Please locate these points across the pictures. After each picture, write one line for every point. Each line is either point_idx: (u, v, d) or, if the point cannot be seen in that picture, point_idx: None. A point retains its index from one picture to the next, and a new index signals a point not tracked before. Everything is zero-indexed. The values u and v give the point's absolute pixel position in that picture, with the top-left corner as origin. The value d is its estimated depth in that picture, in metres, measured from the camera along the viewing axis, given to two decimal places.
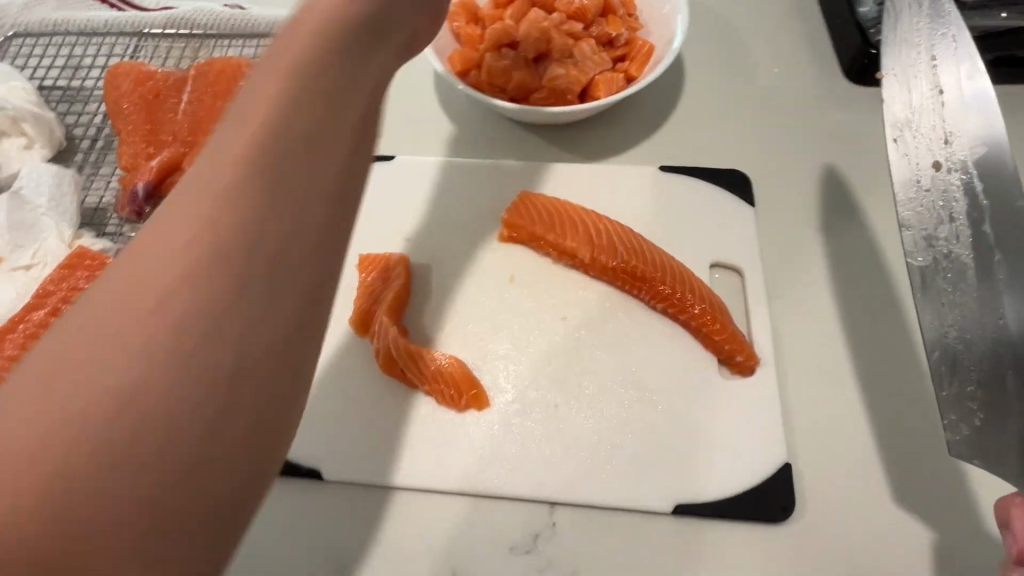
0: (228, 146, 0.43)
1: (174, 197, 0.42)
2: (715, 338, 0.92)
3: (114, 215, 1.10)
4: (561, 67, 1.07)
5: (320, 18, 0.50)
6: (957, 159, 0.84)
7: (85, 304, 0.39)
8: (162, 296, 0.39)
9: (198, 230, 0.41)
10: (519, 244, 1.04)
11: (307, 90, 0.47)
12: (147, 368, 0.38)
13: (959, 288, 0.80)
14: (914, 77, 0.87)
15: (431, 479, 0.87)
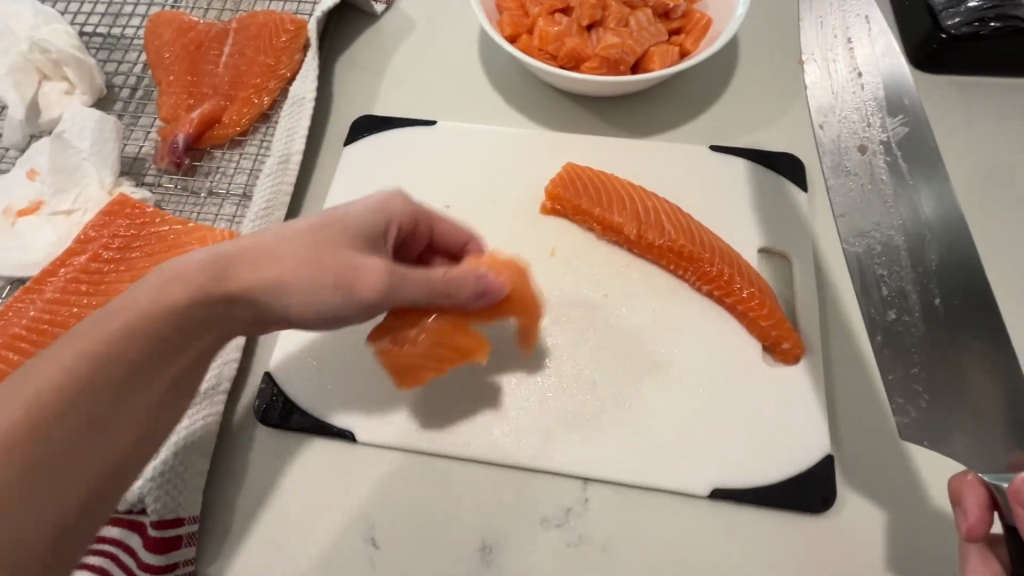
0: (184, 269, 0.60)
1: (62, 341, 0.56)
2: (761, 324, 0.89)
3: (153, 165, 1.10)
4: (616, 36, 1.02)
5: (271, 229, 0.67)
6: (881, 141, 0.80)
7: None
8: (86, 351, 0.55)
9: (148, 311, 0.57)
10: (561, 216, 1.02)
11: (203, 282, 0.60)
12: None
13: (890, 271, 0.76)
14: (832, 60, 0.83)
15: (463, 447, 0.86)
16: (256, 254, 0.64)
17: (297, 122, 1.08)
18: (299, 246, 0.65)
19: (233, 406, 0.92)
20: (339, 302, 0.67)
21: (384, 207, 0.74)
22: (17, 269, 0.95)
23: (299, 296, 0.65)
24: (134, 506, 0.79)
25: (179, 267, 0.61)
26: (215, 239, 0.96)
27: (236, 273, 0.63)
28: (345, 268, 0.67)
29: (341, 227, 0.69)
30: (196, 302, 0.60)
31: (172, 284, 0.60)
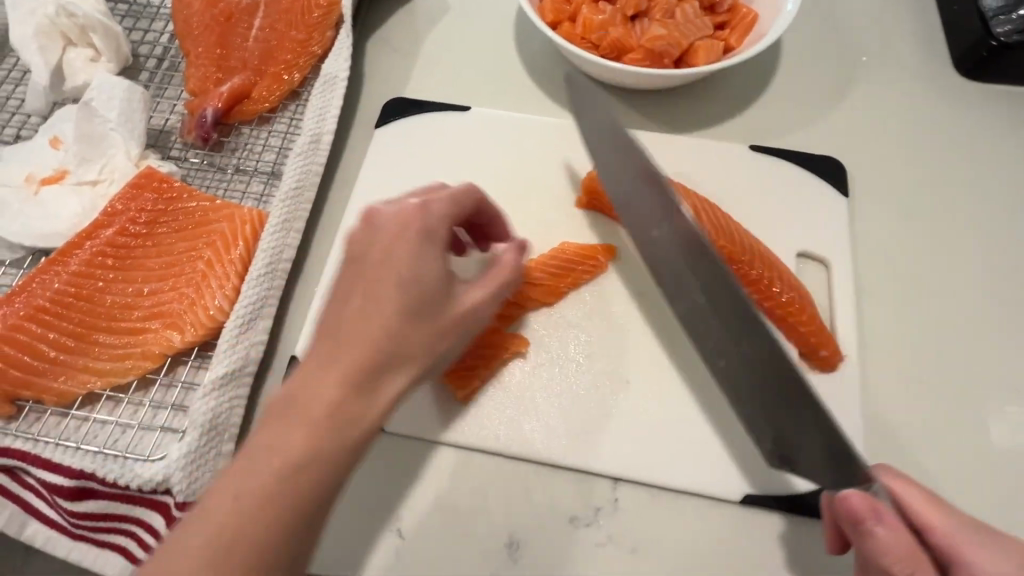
0: (356, 317, 0.58)
1: (280, 403, 0.56)
2: (800, 330, 0.88)
3: (178, 138, 1.08)
4: (662, 27, 0.99)
5: (388, 251, 0.61)
6: (659, 218, 0.84)
7: (223, 474, 0.54)
8: (310, 408, 0.55)
9: (342, 360, 0.56)
10: (596, 211, 1.00)
11: (376, 327, 0.58)
12: (262, 537, 0.51)
13: (707, 312, 0.80)
14: (611, 164, 0.90)
15: (493, 441, 0.85)
16: (381, 355, 0.57)
17: (329, 102, 1.05)
18: (406, 325, 0.59)
19: (259, 388, 0.90)
20: (452, 347, 0.64)
21: (440, 233, 0.64)
22: (39, 239, 0.92)
23: (424, 366, 0.61)
24: (158, 486, 0.77)
25: (318, 398, 0.55)
26: (243, 218, 0.94)
27: (372, 377, 0.57)
28: (450, 313, 0.64)
29: (426, 281, 0.61)
30: (368, 352, 0.57)
31: (324, 423, 0.55)
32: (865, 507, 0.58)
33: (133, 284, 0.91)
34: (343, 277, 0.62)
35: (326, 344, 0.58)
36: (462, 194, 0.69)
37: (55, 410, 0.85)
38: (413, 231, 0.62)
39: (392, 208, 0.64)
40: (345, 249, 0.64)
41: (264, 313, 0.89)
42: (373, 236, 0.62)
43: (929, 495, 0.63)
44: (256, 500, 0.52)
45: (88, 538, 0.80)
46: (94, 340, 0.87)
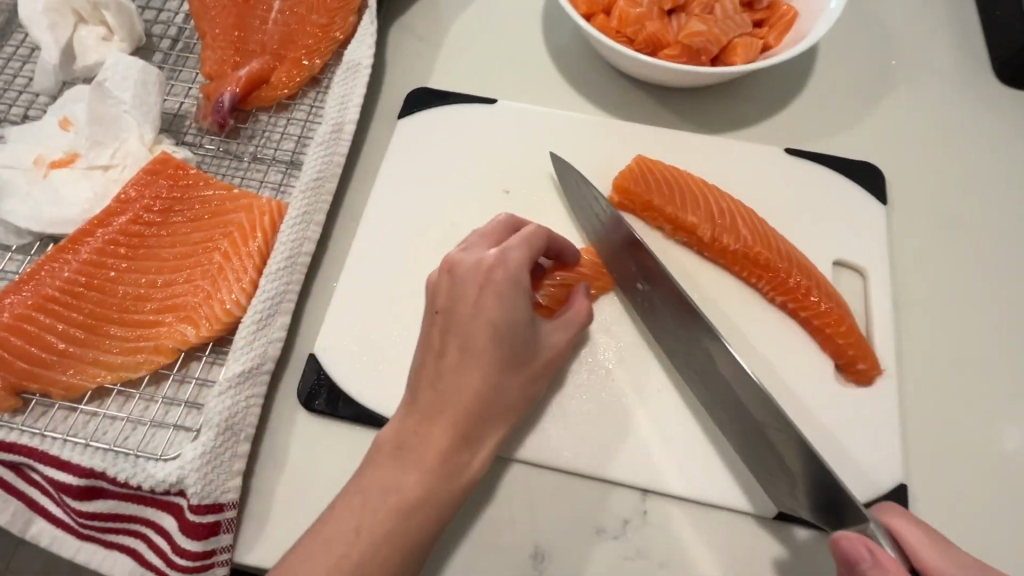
0: (459, 363, 0.73)
1: (402, 431, 0.72)
2: (837, 341, 0.85)
3: (193, 123, 1.03)
4: (702, 23, 0.95)
5: (481, 306, 0.74)
6: (633, 257, 0.86)
7: (363, 484, 0.69)
8: (429, 436, 0.71)
9: (453, 398, 0.72)
10: (627, 211, 0.97)
11: (478, 372, 0.72)
12: (402, 533, 0.67)
13: (678, 337, 0.83)
14: (591, 217, 0.93)
15: (518, 448, 0.82)
16: (478, 402, 0.72)
17: (351, 90, 1.01)
18: (499, 374, 0.73)
19: (275, 386, 0.87)
20: (539, 387, 0.78)
21: (522, 285, 0.75)
22: (49, 225, 0.89)
23: (514, 406, 0.76)
24: (170, 487, 0.74)
25: (430, 442, 0.70)
26: (262, 209, 0.90)
27: (471, 421, 0.72)
28: (535, 357, 0.77)
29: (510, 333, 0.73)
30: (474, 392, 0.72)
31: (435, 462, 0.70)
32: (858, 550, 0.59)
33: (145, 275, 0.87)
34: (435, 331, 0.75)
35: (430, 393, 0.72)
36: (535, 241, 0.79)
37: (63, 404, 0.81)
38: (496, 290, 0.73)
39: (473, 268, 0.75)
40: (432, 304, 0.77)
41: (283, 308, 0.86)
42: (459, 295, 0.75)
43: (929, 537, 0.61)
44: (396, 507, 0.67)
45: (96, 539, 0.77)
46: (105, 332, 0.83)
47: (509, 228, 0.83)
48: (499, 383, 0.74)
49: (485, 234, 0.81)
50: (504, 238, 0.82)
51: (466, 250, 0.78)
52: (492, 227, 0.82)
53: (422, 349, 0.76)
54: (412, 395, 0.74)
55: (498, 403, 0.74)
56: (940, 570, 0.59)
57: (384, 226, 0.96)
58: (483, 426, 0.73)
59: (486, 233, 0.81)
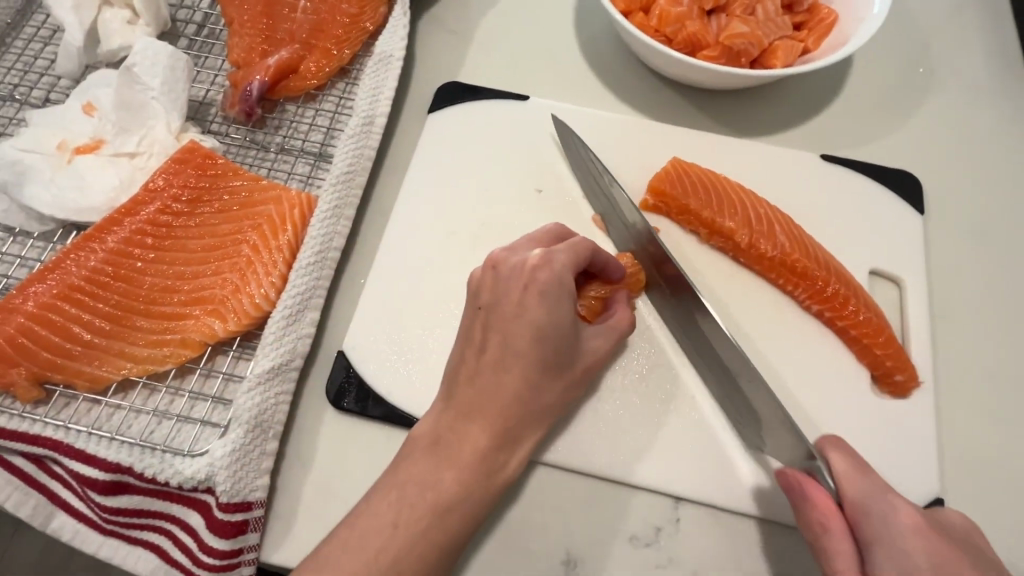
0: (500, 361, 0.72)
1: (440, 427, 0.71)
2: (875, 353, 0.84)
3: (219, 112, 1.01)
4: (744, 24, 0.94)
5: (526, 307, 0.72)
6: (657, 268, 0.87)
7: (397, 479, 0.68)
8: (467, 434, 0.70)
9: (493, 397, 0.71)
10: (661, 214, 0.95)
11: (519, 372, 0.71)
12: (438, 532, 0.66)
13: (704, 347, 0.83)
14: (609, 206, 0.93)
15: (550, 452, 0.81)
16: (517, 404, 0.71)
17: (382, 83, 0.99)
18: (539, 376, 0.72)
19: (302, 383, 0.85)
20: (578, 392, 0.77)
21: (567, 287, 0.74)
22: (73, 213, 0.87)
23: (552, 408, 0.74)
24: (199, 484, 0.72)
25: (467, 441, 0.70)
26: (292, 202, 0.88)
27: (509, 422, 0.71)
28: (576, 361, 0.75)
29: (553, 335, 0.72)
30: (514, 393, 0.71)
31: (472, 461, 0.69)
32: (788, 478, 0.69)
33: (172, 266, 0.85)
34: (477, 330, 0.75)
35: (469, 392, 0.71)
36: (581, 245, 0.77)
37: (87, 396, 0.79)
38: (541, 290, 0.72)
39: (517, 267, 0.75)
40: (475, 301, 0.76)
41: (313, 304, 0.84)
42: (503, 294, 0.74)
43: (858, 467, 0.67)
44: (432, 505, 0.66)
45: (119, 535, 0.75)
46: (131, 323, 0.82)
47: (554, 236, 0.82)
48: (540, 385, 0.73)
49: (532, 239, 0.80)
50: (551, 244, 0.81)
51: (511, 250, 0.77)
52: (544, 233, 0.82)
53: (462, 347, 0.75)
54: (450, 393, 0.73)
55: (538, 405, 0.73)
56: (855, 493, 0.64)
57: (414, 223, 0.94)
58: (520, 428, 0.72)
59: (533, 237, 0.81)
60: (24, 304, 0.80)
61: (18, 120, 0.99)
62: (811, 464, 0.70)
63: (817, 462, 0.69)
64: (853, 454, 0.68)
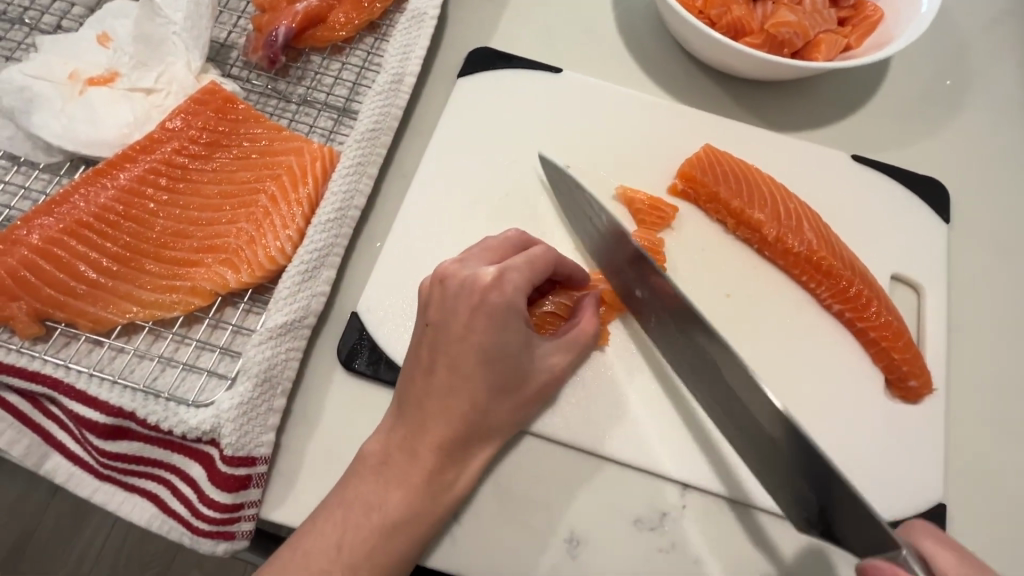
0: (447, 385, 0.69)
1: (386, 447, 0.69)
2: (892, 356, 0.84)
3: (242, 57, 0.97)
4: (791, 13, 0.91)
5: (471, 332, 0.70)
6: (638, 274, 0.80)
7: (345, 498, 0.67)
8: (414, 455, 0.68)
9: (439, 419, 0.69)
10: (689, 201, 0.94)
11: (466, 396, 0.69)
12: (388, 551, 0.65)
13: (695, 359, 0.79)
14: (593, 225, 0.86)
15: (561, 431, 0.80)
16: (466, 425, 0.70)
17: (414, 41, 0.96)
18: (487, 397, 0.71)
19: (313, 341, 0.83)
20: (530, 410, 0.76)
21: (517, 309, 0.71)
22: (83, 146, 0.83)
23: (502, 426, 0.74)
24: (204, 435, 0.70)
25: (414, 462, 0.68)
26: (314, 155, 0.85)
27: (458, 441, 0.70)
28: (527, 381, 0.74)
29: (502, 358, 0.71)
30: (461, 416, 0.69)
31: (420, 482, 0.68)
32: (875, 572, 0.57)
33: (183, 210, 0.82)
34: (424, 347, 0.72)
35: (415, 411, 0.70)
36: (537, 263, 0.74)
37: (89, 337, 0.77)
38: (488, 312, 0.70)
39: (467, 284, 0.71)
40: (423, 317, 0.73)
41: (329, 262, 0.82)
42: (451, 314, 0.71)
43: (955, 561, 0.54)
44: (382, 523, 0.65)
45: (115, 481, 0.73)
46: (139, 266, 0.79)
47: (515, 246, 0.78)
48: (488, 408, 0.71)
49: (487, 248, 0.76)
50: (508, 255, 0.77)
51: (462, 263, 0.74)
52: (501, 242, 0.78)
53: (410, 363, 0.73)
54: (398, 408, 0.71)
55: (487, 425, 0.72)
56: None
57: (436, 189, 0.92)
58: (469, 447, 0.72)
59: (488, 249, 0.77)
60: (28, 236, 0.77)
61: (28, 46, 0.94)
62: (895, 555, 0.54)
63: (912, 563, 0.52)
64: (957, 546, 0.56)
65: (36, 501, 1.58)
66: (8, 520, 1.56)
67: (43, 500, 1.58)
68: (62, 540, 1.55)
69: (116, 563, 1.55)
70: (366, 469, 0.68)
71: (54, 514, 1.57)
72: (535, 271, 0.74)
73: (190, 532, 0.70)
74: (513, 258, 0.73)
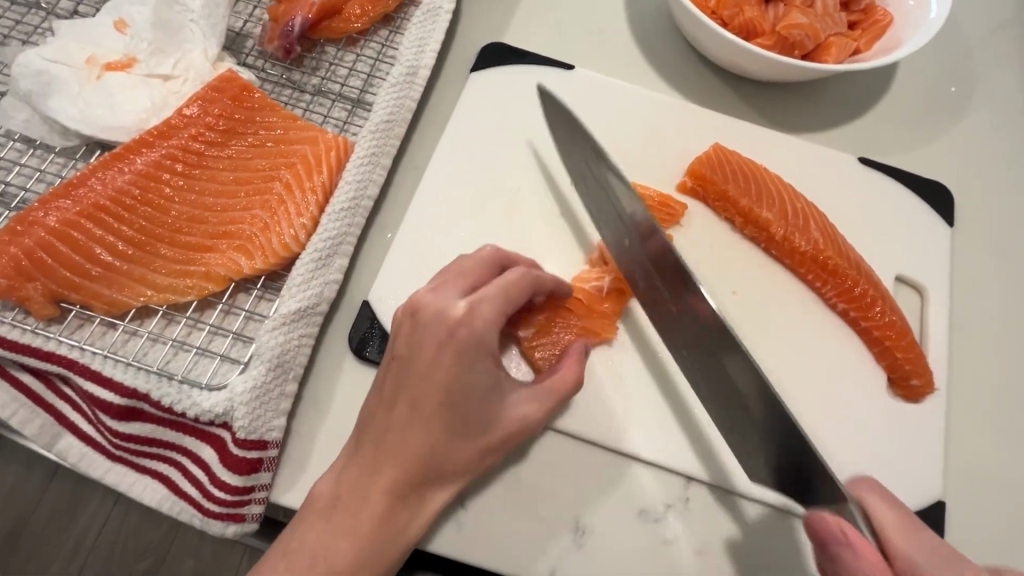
0: (405, 424, 0.67)
1: (340, 484, 0.67)
2: (895, 355, 0.85)
3: (258, 47, 0.98)
4: (803, 16, 0.92)
5: (433, 372, 0.67)
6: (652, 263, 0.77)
7: (296, 539, 0.64)
8: (369, 496, 0.65)
9: (394, 461, 0.66)
10: (698, 198, 0.95)
11: (425, 438, 0.66)
12: None
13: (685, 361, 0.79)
14: (612, 200, 0.82)
15: (569, 422, 0.81)
16: (423, 467, 0.67)
17: (428, 34, 0.97)
18: (447, 439, 0.67)
19: (325, 328, 0.84)
20: (498, 454, 0.73)
21: (485, 347, 0.68)
22: (100, 130, 0.84)
23: (464, 470, 0.70)
24: (217, 417, 0.71)
25: (366, 504, 0.65)
26: (328, 144, 0.85)
27: (415, 485, 0.67)
28: (495, 423, 0.71)
29: (465, 399, 0.68)
30: (418, 458, 0.66)
31: (370, 530, 0.65)
32: (830, 528, 0.59)
33: (198, 196, 0.82)
34: (388, 382, 0.69)
35: (372, 450, 0.67)
36: (508, 296, 0.71)
37: (103, 319, 0.77)
38: (455, 349, 0.67)
39: (437, 316, 0.69)
40: (391, 348, 0.71)
41: (343, 250, 0.83)
42: (417, 349, 0.68)
43: (894, 511, 0.60)
44: (332, 567, 0.63)
45: (128, 462, 0.74)
46: (153, 250, 0.79)
47: (491, 267, 0.76)
48: (448, 450, 0.68)
49: (461, 274, 0.74)
50: (483, 279, 0.75)
51: (436, 292, 0.72)
52: (476, 264, 0.76)
53: (374, 396, 0.70)
54: (355, 445, 0.68)
55: (447, 469, 0.69)
56: (909, 548, 0.58)
57: (448, 181, 0.92)
58: (427, 489, 0.69)
59: (462, 273, 0.74)
60: (45, 218, 0.78)
61: (44, 30, 0.94)
62: (840, 507, 0.61)
63: (850, 506, 0.61)
64: (894, 500, 0.62)
65: (29, 492, 1.58)
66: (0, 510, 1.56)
67: (36, 491, 1.58)
68: (57, 530, 1.56)
69: (112, 553, 1.55)
70: (319, 508, 0.66)
71: (49, 504, 1.57)
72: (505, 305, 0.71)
73: (201, 514, 0.71)
74: (487, 289, 0.71)
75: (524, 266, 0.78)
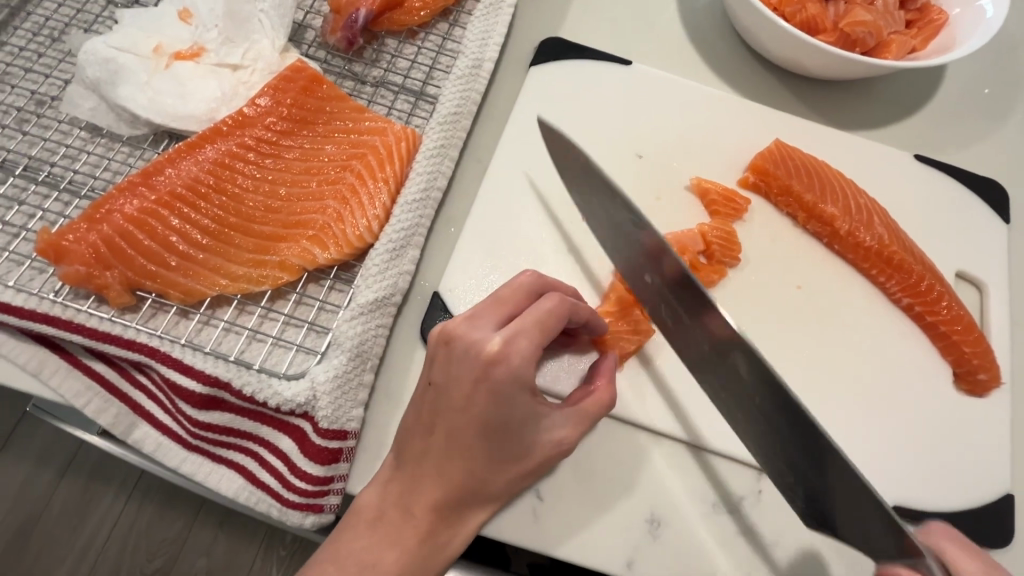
0: (446, 449, 0.64)
1: (379, 505, 0.65)
2: (962, 349, 0.86)
3: (321, 39, 0.98)
4: (867, 13, 0.93)
5: (471, 403, 0.63)
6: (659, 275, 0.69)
7: (336, 554, 0.62)
8: (409, 517, 0.63)
9: (434, 482, 0.64)
10: (760, 193, 0.95)
11: (466, 463, 0.64)
12: None
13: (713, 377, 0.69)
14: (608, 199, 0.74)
15: (642, 415, 0.81)
16: (462, 491, 0.65)
17: (491, 27, 0.97)
18: (488, 465, 0.65)
19: (397, 319, 0.84)
20: (530, 479, 0.70)
21: (524, 383, 0.63)
22: (171, 119, 0.84)
23: (501, 492, 0.68)
24: (299, 407, 0.71)
25: (409, 522, 0.63)
26: (396, 135, 0.85)
27: (453, 506, 0.65)
28: (530, 449, 0.67)
29: (505, 428, 0.64)
30: (460, 481, 0.64)
31: (414, 545, 0.63)
32: None
33: (271, 186, 0.82)
34: (426, 407, 0.67)
35: (413, 469, 0.65)
36: (544, 326, 0.65)
37: (178, 309, 0.77)
38: (493, 385, 0.63)
39: (473, 348, 0.64)
40: (426, 374, 0.67)
41: (414, 242, 0.82)
42: (454, 379, 0.65)
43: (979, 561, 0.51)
44: None
45: (204, 452, 0.73)
46: (229, 238, 0.79)
47: (530, 293, 0.70)
48: (487, 475, 0.66)
49: (497, 302, 0.68)
50: (522, 301, 0.69)
51: (471, 322, 0.66)
52: (514, 290, 0.70)
53: (411, 419, 0.68)
54: (397, 463, 0.67)
55: (486, 492, 0.67)
56: None
57: (511, 174, 0.92)
58: (465, 512, 0.67)
59: (497, 297, 0.69)
60: (122, 206, 0.77)
61: (105, 18, 0.94)
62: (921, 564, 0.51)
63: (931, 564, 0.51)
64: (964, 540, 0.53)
65: (42, 489, 1.56)
66: (12, 508, 1.53)
67: (48, 488, 1.56)
68: (68, 528, 1.54)
69: (123, 552, 1.53)
70: (358, 527, 0.64)
71: (59, 503, 1.55)
72: (543, 338, 0.65)
73: (279, 505, 0.71)
74: (523, 321, 0.65)
75: (560, 293, 0.71)
